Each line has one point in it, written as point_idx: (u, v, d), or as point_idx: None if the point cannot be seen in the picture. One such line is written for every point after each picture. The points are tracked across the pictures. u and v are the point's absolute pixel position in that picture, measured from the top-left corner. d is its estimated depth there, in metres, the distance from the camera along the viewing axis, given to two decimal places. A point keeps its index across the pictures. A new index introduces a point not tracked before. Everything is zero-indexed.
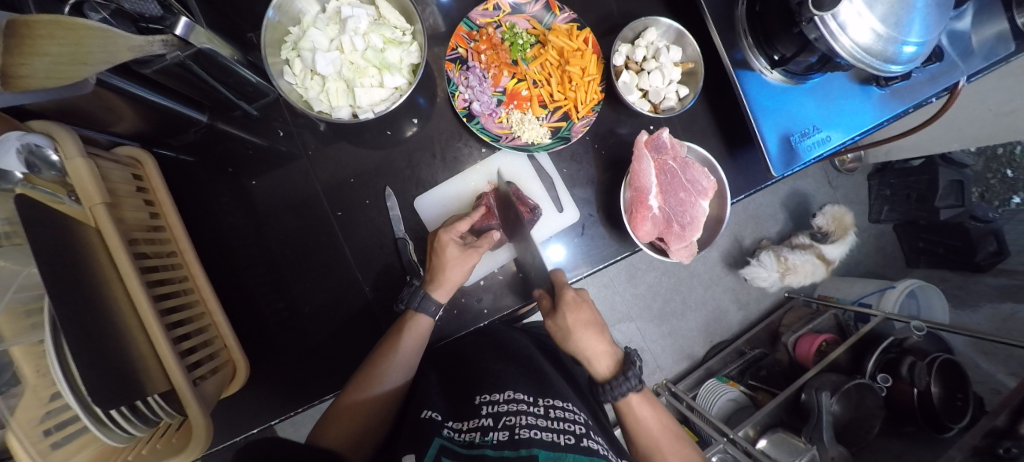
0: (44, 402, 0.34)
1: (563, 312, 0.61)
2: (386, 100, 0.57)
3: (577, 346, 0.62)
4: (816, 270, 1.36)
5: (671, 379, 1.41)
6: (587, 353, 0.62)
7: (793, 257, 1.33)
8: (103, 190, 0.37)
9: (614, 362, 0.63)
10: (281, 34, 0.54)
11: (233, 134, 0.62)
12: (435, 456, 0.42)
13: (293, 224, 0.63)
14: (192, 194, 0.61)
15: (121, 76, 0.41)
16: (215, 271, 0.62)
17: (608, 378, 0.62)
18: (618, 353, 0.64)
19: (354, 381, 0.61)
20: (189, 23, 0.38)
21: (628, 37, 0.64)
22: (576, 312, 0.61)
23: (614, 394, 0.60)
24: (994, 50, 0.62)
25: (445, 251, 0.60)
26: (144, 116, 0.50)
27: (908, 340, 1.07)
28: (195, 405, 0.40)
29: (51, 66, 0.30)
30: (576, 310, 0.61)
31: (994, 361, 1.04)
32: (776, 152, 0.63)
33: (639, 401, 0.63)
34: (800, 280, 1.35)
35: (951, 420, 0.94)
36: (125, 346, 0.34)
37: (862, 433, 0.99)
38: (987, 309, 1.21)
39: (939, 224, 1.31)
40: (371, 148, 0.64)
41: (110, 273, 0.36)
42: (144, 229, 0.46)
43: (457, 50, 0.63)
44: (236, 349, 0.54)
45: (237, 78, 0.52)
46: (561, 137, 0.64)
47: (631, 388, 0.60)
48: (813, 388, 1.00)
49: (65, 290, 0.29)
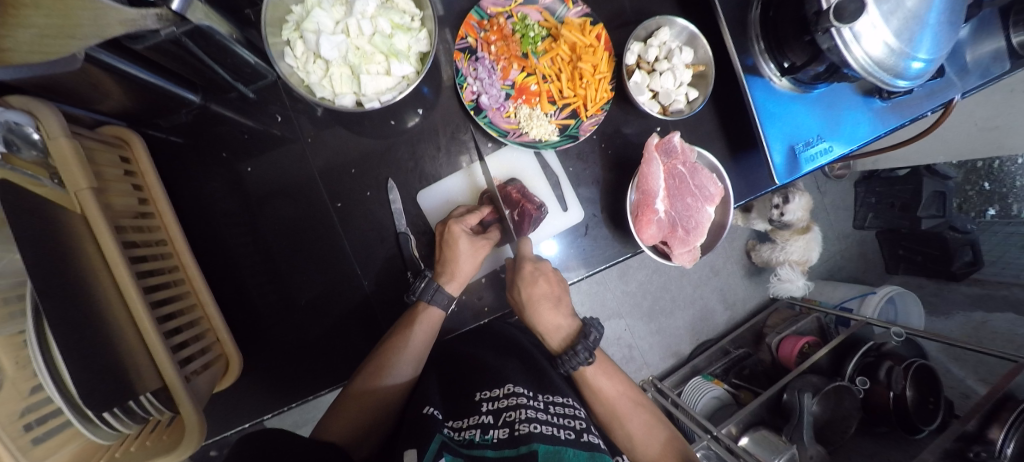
0: (23, 395, 0.32)
1: (519, 287, 0.60)
2: (393, 89, 0.55)
3: (534, 319, 0.63)
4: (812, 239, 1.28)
5: (658, 375, 1.44)
6: (541, 326, 0.64)
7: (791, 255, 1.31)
8: (89, 173, 0.35)
9: (569, 336, 0.65)
10: (283, 13, 0.51)
11: (227, 116, 0.59)
12: (438, 450, 0.40)
13: (288, 213, 0.61)
14: (182, 178, 0.58)
15: (111, 53, 0.39)
16: (204, 259, 0.59)
17: (562, 351, 0.64)
18: (575, 324, 0.65)
19: (364, 372, 0.59)
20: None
21: (640, 35, 0.63)
22: (532, 286, 0.60)
23: (568, 366, 0.61)
24: (991, 68, 0.63)
25: (456, 243, 0.59)
26: (131, 93, 0.47)
27: (886, 345, 1.11)
28: (188, 401, 0.38)
29: (38, 37, 0.29)
30: (533, 284, 0.60)
31: (964, 366, 1.09)
32: (781, 162, 0.64)
33: (597, 372, 0.63)
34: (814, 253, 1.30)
35: (923, 422, 0.98)
36: (114, 339, 0.32)
37: (838, 433, 1.02)
38: (960, 316, 1.27)
39: (920, 232, 1.34)
40: (372, 137, 0.62)
41: (97, 262, 0.34)
42: (132, 216, 0.44)
43: (466, 39, 0.61)
44: (228, 342, 0.52)
45: (233, 58, 0.50)
46: (570, 135, 0.63)
47: (581, 361, 0.60)
48: (795, 388, 1.04)
49: (52, 283, 0.27)
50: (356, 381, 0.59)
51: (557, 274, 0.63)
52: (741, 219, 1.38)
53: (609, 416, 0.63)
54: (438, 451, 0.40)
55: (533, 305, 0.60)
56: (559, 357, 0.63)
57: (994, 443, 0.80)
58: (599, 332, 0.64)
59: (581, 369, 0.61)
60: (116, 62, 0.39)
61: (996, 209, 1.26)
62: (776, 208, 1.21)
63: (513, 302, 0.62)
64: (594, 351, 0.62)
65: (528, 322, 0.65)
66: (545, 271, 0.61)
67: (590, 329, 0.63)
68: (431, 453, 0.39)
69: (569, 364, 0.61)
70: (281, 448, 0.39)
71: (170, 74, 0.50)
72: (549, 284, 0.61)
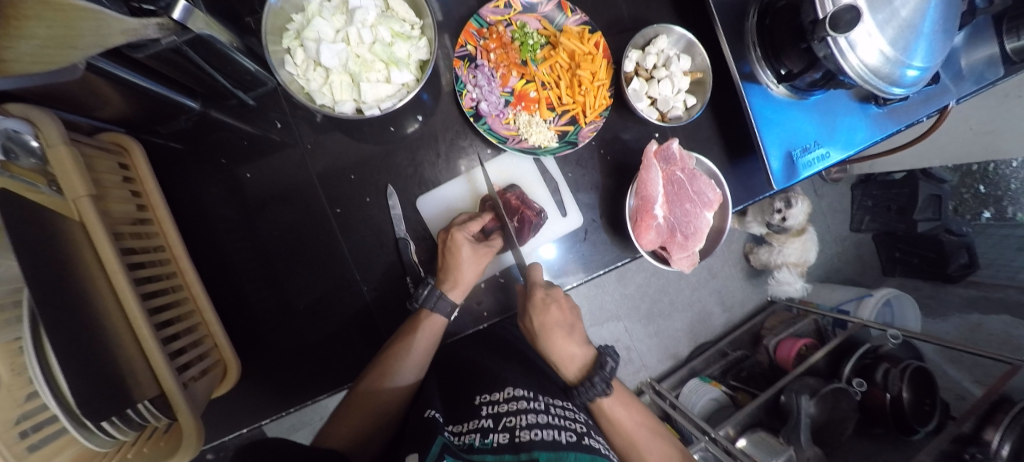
0: (19, 403, 0.31)
1: (531, 315, 0.61)
2: (393, 96, 0.55)
3: (548, 348, 0.62)
4: (807, 242, 1.29)
5: (656, 378, 1.44)
6: (555, 356, 0.62)
7: (787, 257, 1.33)
8: (89, 182, 0.35)
9: (584, 365, 0.62)
10: (284, 22, 0.52)
11: (226, 123, 0.59)
12: (439, 453, 0.39)
13: (287, 218, 0.61)
14: (181, 185, 0.58)
15: (110, 60, 0.39)
16: (203, 265, 0.59)
17: (578, 382, 0.61)
18: (591, 354, 0.62)
19: (368, 376, 0.59)
20: (188, 6, 0.35)
21: (638, 44, 0.63)
22: (544, 315, 0.60)
23: (582, 398, 0.59)
24: (985, 74, 0.63)
25: (458, 250, 0.59)
26: (131, 101, 0.47)
27: (883, 348, 1.12)
28: (185, 407, 0.38)
29: (38, 49, 0.28)
30: (545, 313, 0.60)
31: (960, 368, 1.10)
32: (778, 168, 0.64)
33: (613, 403, 0.61)
34: (809, 254, 1.32)
35: (919, 423, 0.98)
36: (111, 346, 0.32)
37: (836, 435, 1.02)
38: (957, 319, 1.26)
39: (916, 235, 1.35)
40: (371, 142, 0.62)
41: (95, 269, 0.34)
42: (130, 223, 0.44)
43: (466, 47, 0.61)
44: (226, 348, 0.52)
45: (233, 66, 0.50)
46: (569, 141, 0.63)
47: (597, 393, 0.58)
48: (793, 390, 1.04)
49: (50, 292, 0.27)
50: (359, 385, 0.60)
51: (568, 298, 0.63)
52: (738, 223, 1.39)
53: (607, 421, 0.61)
54: (439, 453, 0.39)
55: (546, 334, 0.61)
56: (574, 388, 0.61)
57: (989, 444, 0.80)
58: (615, 360, 0.61)
59: (597, 401, 0.59)
60: (115, 69, 0.39)
61: (991, 211, 1.27)
62: (779, 213, 1.21)
63: (528, 330, 0.63)
64: (611, 382, 0.59)
65: (542, 351, 0.64)
66: (556, 298, 0.61)
67: (606, 360, 0.61)
68: (432, 455, 0.39)
69: (583, 396, 0.58)
70: (280, 452, 0.39)
71: (169, 82, 0.50)
72: (560, 311, 0.61)
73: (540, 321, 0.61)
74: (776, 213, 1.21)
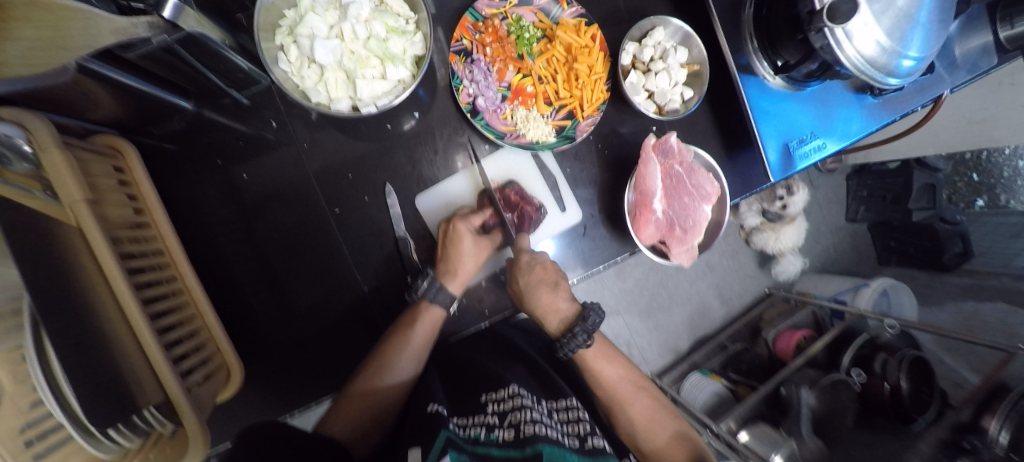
0: (23, 411, 0.30)
1: (517, 276, 0.61)
2: (389, 93, 0.55)
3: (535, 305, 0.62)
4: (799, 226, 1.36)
5: (656, 371, 1.45)
6: (540, 311, 0.63)
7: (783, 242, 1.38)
8: (84, 186, 0.34)
9: (565, 319, 0.64)
10: (276, 18, 0.51)
11: (220, 123, 0.58)
12: (444, 446, 0.40)
13: (286, 219, 0.61)
14: (177, 187, 0.58)
15: (101, 62, 0.38)
16: (202, 266, 0.59)
17: (560, 334, 0.63)
18: (576, 308, 0.64)
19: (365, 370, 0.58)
20: (178, 5, 0.35)
21: (635, 35, 0.63)
22: (529, 274, 0.61)
23: (565, 349, 0.61)
24: (979, 63, 0.64)
25: (460, 241, 0.60)
26: (123, 101, 0.46)
27: (881, 338, 1.13)
28: (190, 410, 0.38)
29: (27, 51, 0.28)
30: (530, 273, 0.61)
31: (956, 356, 1.11)
32: (775, 160, 0.64)
33: (597, 356, 0.64)
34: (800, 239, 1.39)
35: (918, 412, 0.99)
36: (113, 352, 0.32)
37: (836, 423, 1.03)
38: (952, 306, 1.29)
39: (911, 225, 1.37)
40: (367, 141, 0.61)
41: (96, 277, 0.34)
42: (128, 227, 0.43)
43: (461, 41, 0.60)
44: (229, 352, 0.52)
45: (225, 64, 0.49)
46: (566, 135, 0.63)
47: (578, 344, 0.60)
48: (793, 383, 1.05)
49: (50, 299, 0.27)
50: (356, 381, 0.58)
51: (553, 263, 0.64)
52: (732, 216, 1.41)
53: (615, 400, 0.62)
54: (445, 447, 0.40)
55: (532, 292, 0.61)
56: (558, 341, 0.63)
57: None
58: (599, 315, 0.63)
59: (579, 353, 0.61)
60: (107, 72, 0.39)
61: (985, 200, 1.29)
62: (781, 199, 1.29)
63: (512, 291, 0.63)
64: (592, 334, 0.61)
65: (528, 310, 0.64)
66: (542, 261, 0.62)
67: (589, 314, 0.62)
68: (438, 449, 0.39)
69: (567, 348, 0.61)
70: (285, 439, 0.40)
71: (162, 81, 0.49)
72: (545, 271, 0.62)
73: (526, 279, 0.61)
74: (778, 199, 1.29)
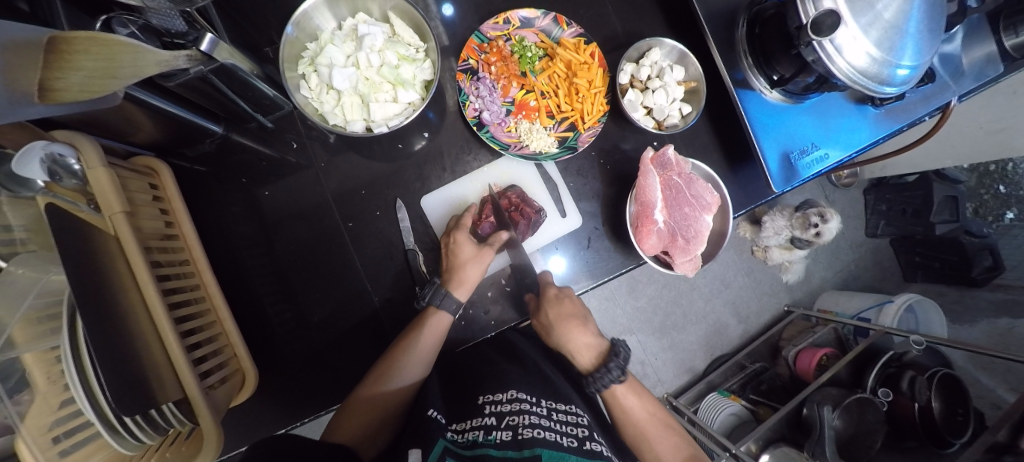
0: (53, 409, 0.33)
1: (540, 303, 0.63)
2: (400, 114, 0.59)
3: (564, 337, 0.64)
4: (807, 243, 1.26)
5: (673, 392, 1.41)
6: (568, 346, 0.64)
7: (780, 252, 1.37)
8: (123, 198, 0.38)
9: (596, 354, 0.64)
10: (298, 50, 0.56)
11: (246, 145, 0.63)
12: (440, 456, 0.40)
13: (304, 235, 0.64)
14: (205, 205, 0.62)
15: (144, 89, 0.43)
16: (224, 281, 0.62)
17: (592, 368, 0.63)
18: (603, 346, 0.65)
19: (375, 370, 0.59)
20: (214, 39, 0.41)
21: (632, 56, 0.67)
22: (557, 306, 0.63)
23: (598, 384, 0.60)
24: (984, 71, 0.63)
25: (461, 250, 0.63)
26: (161, 125, 0.51)
27: (908, 354, 1.05)
28: (207, 412, 0.39)
29: (86, 80, 0.31)
30: (557, 304, 0.63)
31: (993, 375, 1.04)
32: (776, 169, 0.65)
33: (626, 391, 0.62)
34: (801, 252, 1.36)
35: (952, 435, 0.93)
36: (138, 350, 0.34)
37: (866, 449, 0.96)
38: (985, 323, 1.21)
39: (935, 239, 1.32)
40: (382, 161, 0.65)
41: (128, 281, 0.36)
42: (159, 238, 0.47)
43: (468, 61, 0.65)
44: (244, 358, 0.54)
45: (252, 90, 0.54)
46: (569, 146, 0.66)
47: (613, 379, 0.60)
48: (814, 402, 0.98)
49: (87, 299, 0.30)
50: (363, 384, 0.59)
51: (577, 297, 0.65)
52: (750, 229, 1.42)
53: (629, 422, 0.61)
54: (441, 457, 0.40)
55: (556, 320, 0.62)
56: (588, 375, 0.63)
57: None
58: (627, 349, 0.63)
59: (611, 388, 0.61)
60: (147, 97, 0.43)
61: (1015, 212, 1.23)
62: (815, 227, 1.16)
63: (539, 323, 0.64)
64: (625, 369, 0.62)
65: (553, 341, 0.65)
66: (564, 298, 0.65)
67: (619, 348, 0.63)
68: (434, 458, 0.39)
69: (599, 381, 0.60)
70: (289, 450, 0.41)
71: (194, 106, 0.54)
72: (568, 299, 0.64)
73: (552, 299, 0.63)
74: (811, 227, 1.17)
